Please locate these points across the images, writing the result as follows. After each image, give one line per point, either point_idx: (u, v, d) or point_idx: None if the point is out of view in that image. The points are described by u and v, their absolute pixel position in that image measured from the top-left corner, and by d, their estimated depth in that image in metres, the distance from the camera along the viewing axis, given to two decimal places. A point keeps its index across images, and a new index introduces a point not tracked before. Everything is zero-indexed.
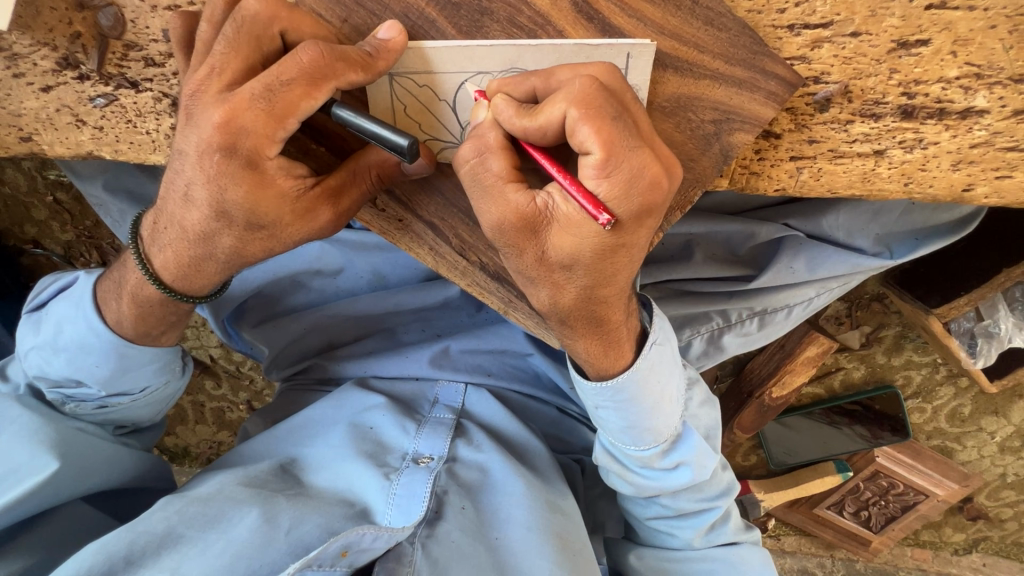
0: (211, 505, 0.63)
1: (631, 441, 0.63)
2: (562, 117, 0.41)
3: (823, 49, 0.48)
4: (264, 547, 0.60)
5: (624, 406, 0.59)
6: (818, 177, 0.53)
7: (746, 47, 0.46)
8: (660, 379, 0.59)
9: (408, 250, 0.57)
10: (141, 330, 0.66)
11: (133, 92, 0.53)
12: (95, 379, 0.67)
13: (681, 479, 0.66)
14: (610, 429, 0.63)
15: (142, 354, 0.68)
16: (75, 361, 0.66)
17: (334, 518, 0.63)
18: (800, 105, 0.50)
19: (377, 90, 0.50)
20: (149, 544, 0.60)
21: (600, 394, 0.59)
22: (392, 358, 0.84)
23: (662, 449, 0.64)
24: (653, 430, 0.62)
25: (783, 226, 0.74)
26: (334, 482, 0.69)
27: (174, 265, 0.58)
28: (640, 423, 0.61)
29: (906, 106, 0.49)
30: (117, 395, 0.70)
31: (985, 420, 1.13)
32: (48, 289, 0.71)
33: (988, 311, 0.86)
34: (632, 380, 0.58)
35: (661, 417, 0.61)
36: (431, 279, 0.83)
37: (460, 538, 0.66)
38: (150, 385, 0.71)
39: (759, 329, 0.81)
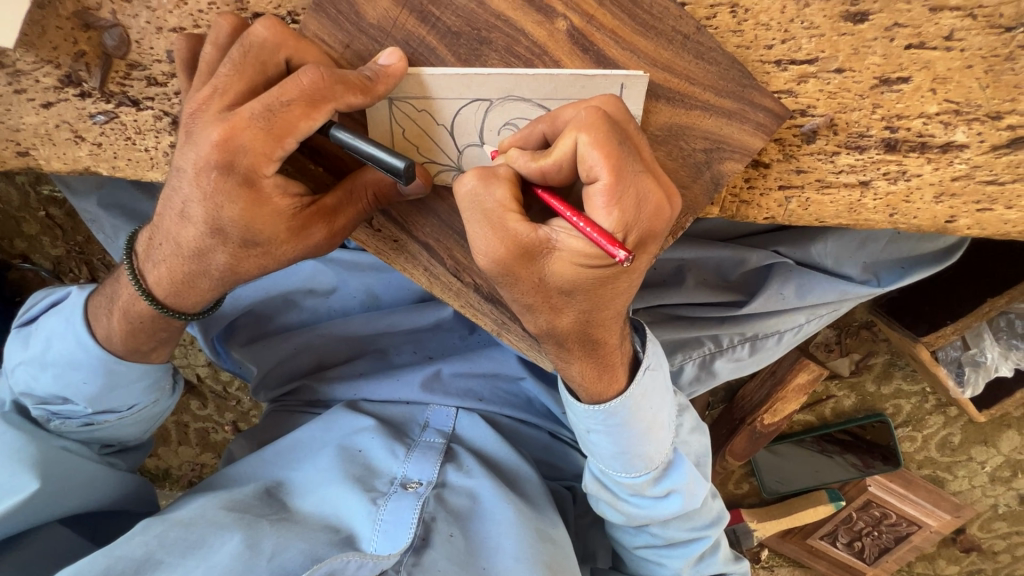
0: (193, 528, 0.62)
1: (620, 467, 0.62)
2: (574, 146, 0.42)
3: (809, 83, 0.49)
4: (245, 572, 0.59)
5: (616, 431, 0.59)
6: (806, 207, 0.54)
7: (735, 80, 0.47)
8: (652, 405, 0.59)
9: (402, 271, 0.57)
10: (129, 347, 0.65)
11: (134, 110, 0.54)
12: (81, 396, 0.66)
13: (672, 507, 0.65)
14: (600, 455, 0.62)
15: (132, 371, 0.66)
16: (62, 377, 0.65)
17: (318, 545, 0.62)
18: (788, 137, 0.52)
19: (376, 116, 0.51)
20: (125, 569, 0.58)
21: (593, 418, 0.59)
22: (382, 380, 0.83)
23: (654, 477, 0.63)
24: (642, 457, 0.61)
25: (772, 253, 0.75)
26: (318, 506, 0.67)
27: (166, 281, 0.58)
28: (631, 450, 0.60)
29: (889, 140, 0.51)
30: (104, 413, 0.68)
31: (976, 450, 1.16)
32: (39, 304, 0.70)
33: (974, 340, 0.87)
34: (625, 405, 0.57)
35: (653, 444, 0.61)
36: (425, 300, 0.83)
37: (446, 567, 0.64)
38: (138, 403, 0.70)
39: (751, 355, 0.82)
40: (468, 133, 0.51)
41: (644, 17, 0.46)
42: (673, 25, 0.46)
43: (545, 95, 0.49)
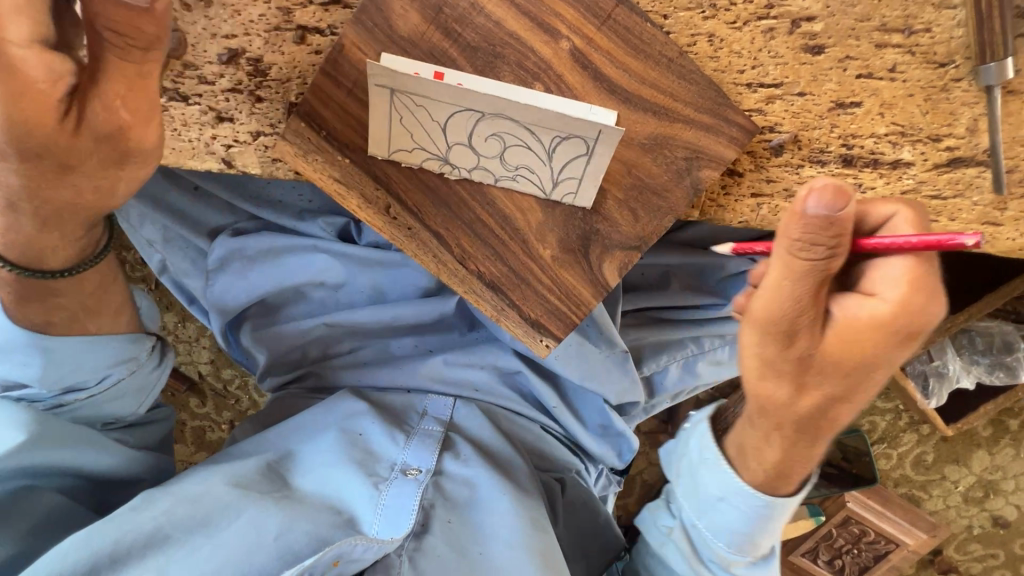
0: (200, 508, 0.66)
1: (723, 540, 0.63)
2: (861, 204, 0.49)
3: (775, 104, 0.57)
4: (253, 547, 0.65)
5: (753, 514, 0.60)
6: (775, 213, 0.61)
7: (713, 99, 0.55)
8: (791, 514, 0.61)
9: (413, 255, 0.62)
10: (42, 318, 0.64)
11: (182, 105, 0.60)
12: (32, 377, 0.66)
13: None
14: (713, 524, 0.63)
15: (74, 345, 0.66)
16: (5, 360, 0.66)
17: (322, 527, 0.68)
18: (758, 149, 0.59)
19: (377, 100, 0.53)
20: (135, 542, 0.63)
21: (755, 499, 0.59)
22: (386, 368, 0.89)
23: (748, 561, 0.65)
24: (753, 544, 0.62)
25: (749, 260, 0.82)
26: (320, 488, 0.72)
27: (21, 244, 0.58)
28: (754, 536, 0.61)
29: (846, 155, 0.59)
30: (71, 391, 0.69)
31: (949, 469, 1.21)
32: None
33: (938, 353, 0.93)
34: (781, 502, 0.58)
35: (770, 541, 0.62)
36: (430, 295, 0.88)
37: (442, 551, 0.72)
38: (104, 376, 0.70)
39: (730, 358, 0.88)
40: (459, 134, 0.54)
41: (635, 42, 0.53)
42: (659, 50, 0.53)
43: (531, 121, 0.53)
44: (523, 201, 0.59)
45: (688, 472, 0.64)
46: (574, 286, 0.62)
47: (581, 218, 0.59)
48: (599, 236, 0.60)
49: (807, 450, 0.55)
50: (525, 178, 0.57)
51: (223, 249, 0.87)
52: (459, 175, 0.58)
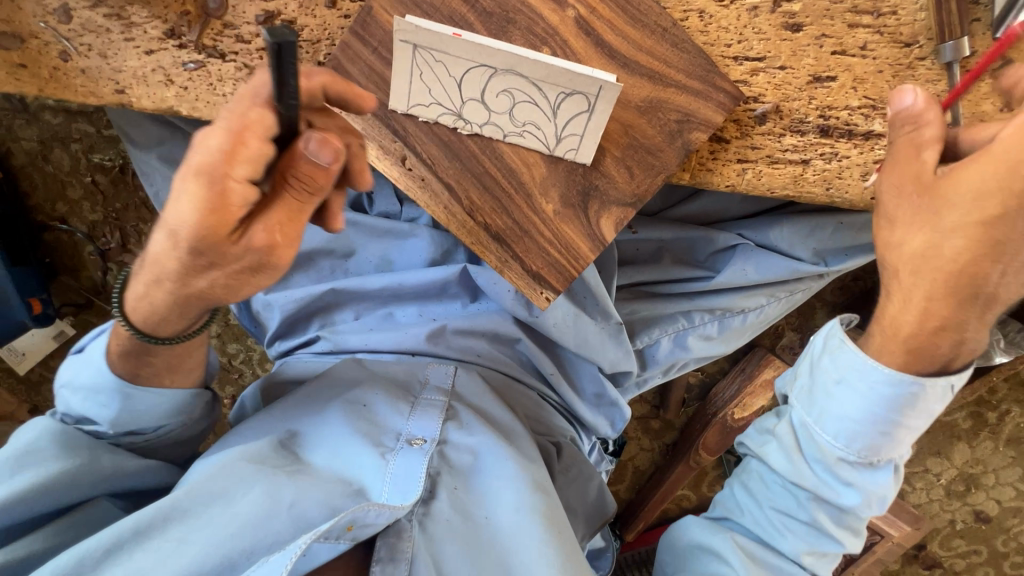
0: (214, 483, 0.69)
1: (834, 435, 0.62)
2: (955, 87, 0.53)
3: (759, 76, 0.63)
4: (268, 517, 0.67)
5: (878, 397, 0.58)
6: (759, 178, 0.67)
7: (702, 66, 0.61)
8: (925, 408, 0.58)
9: (425, 206, 0.67)
10: (131, 370, 0.68)
11: (220, 61, 0.66)
12: (105, 418, 0.70)
13: (850, 499, 0.63)
14: (830, 413, 0.62)
15: (151, 398, 0.69)
16: (88, 399, 0.70)
17: (334, 496, 0.70)
18: (743, 118, 0.65)
19: (399, 55, 0.59)
20: (156, 517, 0.65)
21: (894, 385, 0.57)
22: (389, 334, 0.92)
23: (863, 460, 0.62)
24: (870, 444, 0.61)
25: (736, 235, 0.88)
26: (329, 463, 0.74)
27: (152, 317, 0.61)
28: (880, 424, 0.59)
29: (823, 126, 0.65)
30: (131, 434, 0.73)
31: (931, 461, 1.25)
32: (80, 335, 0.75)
33: None
34: (911, 386, 0.57)
35: (892, 439, 0.60)
36: (436, 263, 0.93)
37: (451, 517, 0.74)
38: (163, 424, 0.73)
39: (719, 334, 0.92)
40: (473, 90, 0.60)
41: (634, 13, 0.60)
42: (655, 20, 0.60)
43: (539, 77, 0.58)
44: (529, 156, 0.64)
45: (811, 367, 0.64)
46: (573, 240, 0.66)
47: (581, 174, 0.64)
48: (598, 192, 0.65)
49: (941, 321, 0.54)
50: (531, 134, 0.63)
51: None
52: (470, 130, 0.63)
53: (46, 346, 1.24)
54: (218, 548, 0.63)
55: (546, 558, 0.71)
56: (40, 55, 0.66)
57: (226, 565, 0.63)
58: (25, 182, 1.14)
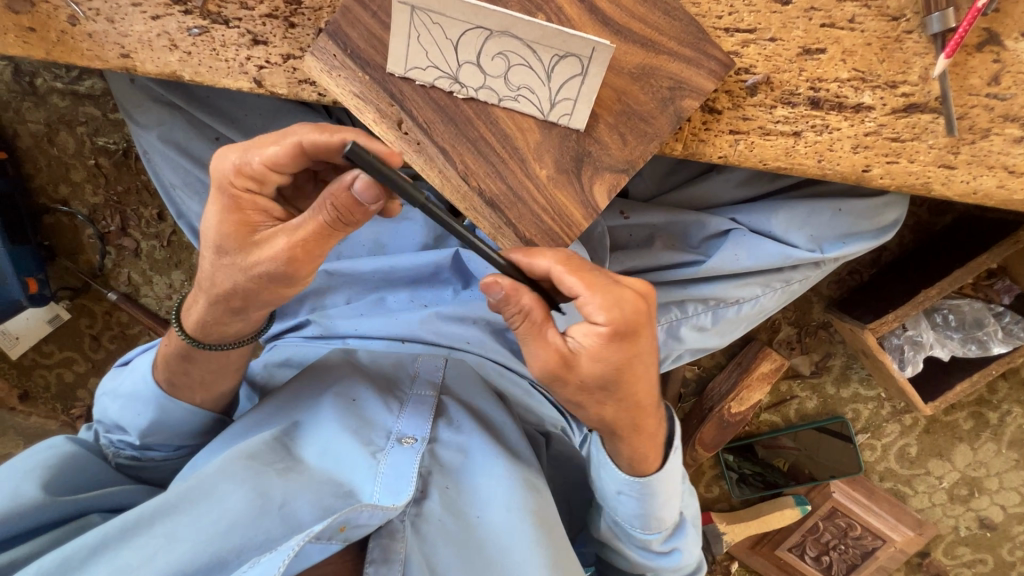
0: (201, 484, 0.67)
1: (637, 525, 0.78)
2: (549, 268, 0.59)
3: (750, 48, 0.65)
4: (257, 517, 0.65)
5: (643, 496, 0.74)
6: (751, 149, 0.67)
7: (694, 35, 0.62)
8: (674, 480, 0.75)
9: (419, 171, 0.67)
10: (170, 380, 0.78)
11: (223, 28, 0.67)
12: (135, 426, 0.79)
13: (671, 561, 0.82)
14: (624, 518, 0.78)
15: (179, 411, 0.79)
16: (127, 407, 0.80)
17: (325, 496, 0.68)
18: (735, 89, 0.66)
19: (398, 17, 0.61)
20: (143, 519, 0.64)
21: (628, 485, 0.73)
22: (380, 318, 0.94)
23: (663, 535, 0.80)
24: (660, 518, 0.77)
25: (729, 219, 0.89)
26: (321, 460, 0.73)
27: (197, 322, 0.71)
28: (651, 513, 0.76)
29: (814, 98, 0.66)
30: (151, 448, 0.82)
31: (933, 463, 1.22)
32: (135, 349, 0.88)
33: (912, 324, 0.99)
34: (658, 479, 0.73)
35: (667, 509, 0.76)
36: (427, 247, 0.98)
37: (443, 516, 0.73)
38: (179, 445, 0.83)
39: (713, 325, 0.94)
40: (468, 53, 0.62)
41: None
42: None
43: (533, 39, 0.60)
44: (523, 122, 0.65)
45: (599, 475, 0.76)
46: (565, 206, 0.66)
47: (575, 139, 0.65)
48: (591, 158, 0.66)
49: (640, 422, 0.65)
50: (525, 99, 0.64)
51: None
52: (465, 93, 0.65)
53: (39, 330, 1.22)
54: (207, 549, 0.62)
55: (537, 559, 0.71)
56: (49, 19, 0.68)
57: (215, 566, 0.61)
58: (29, 165, 1.16)
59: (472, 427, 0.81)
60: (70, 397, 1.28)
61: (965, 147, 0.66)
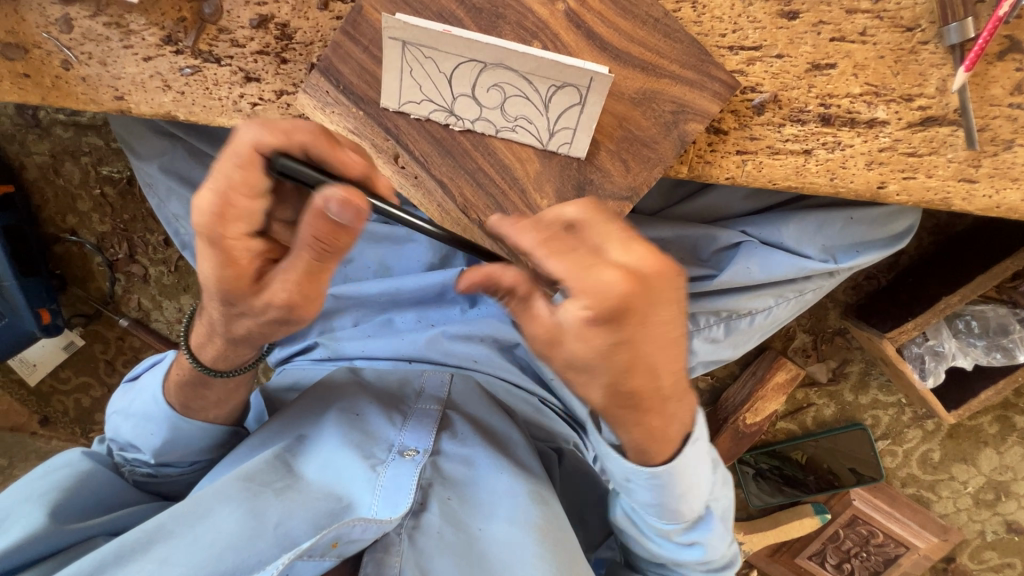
0: (201, 505, 0.67)
1: (654, 512, 0.68)
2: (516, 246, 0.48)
3: (755, 65, 0.62)
4: (253, 538, 0.64)
5: (653, 487, 0.62)
6: (760, 169, 0.65)
7: (696, 56, 0.60)
8: (692, 473, 0.63)
9: (418, 205, 0.66)
10: (181, 402, 0.77)
11: (216, 66, 0.67)
12: (149, 446, 0.79)
13: (693, 555, 0.73)
14: (641, 505, 0.67)
15: (190, 428, 0.78)
16: (139, 426, 0.79)
17: (320, 513, 0.67)
18: (741, 108, 0.64)
19: (389, 53, 0.60)
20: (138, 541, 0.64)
21: (637, 474, 0.61)
22: (387, 339, 0.93)
23: (683, 527, 0.70)
24: (680, 507, 0.66)
25: (739, 232, 0.86)
26: (320, 475, 0.72)
27: (214, 356, 0.70)
28: (666, 505, 0.65)
29: (825, 115, 0.63)
30: (166, 465, 0.82)
31: (957, 468, 1.19)
32: (144, 364, 0.88)
33: (933, 333, 0.97)
34: (667, 471, 0.60)
35: (687, 502, 0.66)
36: (433, 268, 0.95)
37: (442, 529, 0.71)
38: (195, 461, 0.82)
39: (726, 337, 0.91)
40: (463, 85, 0.60)
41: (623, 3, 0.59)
42: (646, 11, 0.59)
43: (528, 70, 0.59)
44: (521, 151, 0.64)
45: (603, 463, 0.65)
46: None
47: (576, 168, 0.63)
48: (593, 186, 0.63)
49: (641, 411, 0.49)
50: (523, 129, 0.62)
51: None
52: (461, 125, 0.63)
53: (54, 356, 1.26)
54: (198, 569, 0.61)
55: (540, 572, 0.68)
56: (43, 65, 0.68)
57: None
58: (37, 196, 1.17)
59: (475, 440, 0.80)
60: (88, 420, 1.30)
61: (986, 159, 0.63)
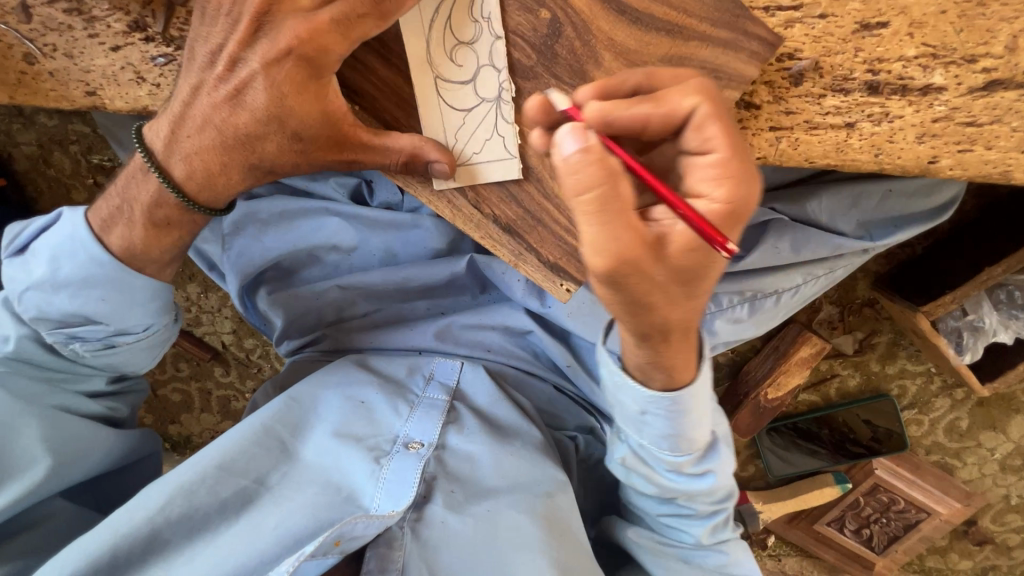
0: (197, 506, 0.66)
1: (667, 451, 0.65)
2: (693, 109, 0.45)
3: (795, 28, 0.55)
4: (252, 544, 0.64)
5: (673, 415, 0.59)
6: (795, 146, 0.59)
7: (727, 11, 0.53)
8: (705, 401, 0.60)
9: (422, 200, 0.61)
10: (154, 250, 0.66)
11: None
12: (98, 312, 0.67)
13: (707, 484, 0.69)
14: (654, 438, 0.63)
15: (147, 289, 0.68)
16: (77, 295, 0.66)
17: (322, 509, 0.67)
18: (776, 78, 0.57)
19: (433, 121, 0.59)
20: (135, 544, 0.63)
21: (654, 403, 0.59)
22: (396, 332, 0.90)
23: (694, 456, 0.66)
24: (688, 444, 0.64)
25: (768, 209, 0.79)
26: (322, 462, 0.72)
27: (199, 173, 0.61)
28: (682, 434, 0.62)
29: (872, 82, 0.56)
30: (121, 334, 0.70)
31: (984, 435, 1.15)
32: (28, 230, 0.67)
33: (973, 307, 0.91)
34: (689, 396, 0.58)
35: (700, 429, 0.62)
36: (441, 256, 0.88)
37: (446, 518, 0.71)
38: (152, 325, 0.72)
39: (750, 316, 0.83)
40: (500, 60, 0.57)
41: None
42: None
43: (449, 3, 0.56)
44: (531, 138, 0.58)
45: (621, 406, 0.63)
46: None
47: None
48: None
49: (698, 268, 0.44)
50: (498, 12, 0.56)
51: (240, 213, 0.90)
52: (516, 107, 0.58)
53: None
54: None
55: (542, 563, 0.67)
56: (7, 59, 0.63)
57: None
58: (31, 188, 1.13)
59: (483, 433, 0.78)
60: None
61: None
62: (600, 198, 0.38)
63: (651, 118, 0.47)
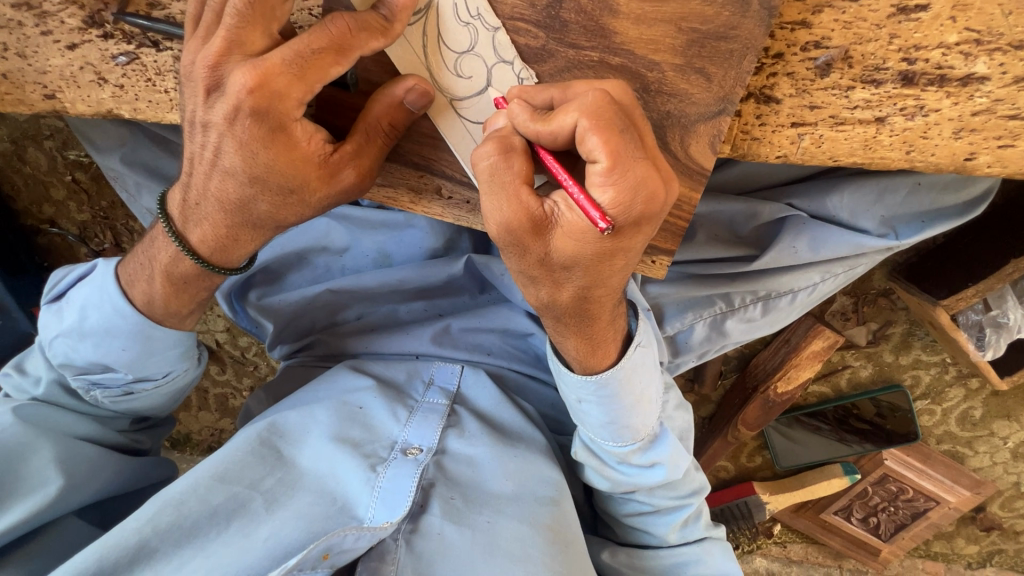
0: (186, 515, 0.62)
1: (610, 438, 0.67)
2: (573, 125, 0.44)
3: (823, 13, 0.49)
4: (242, 555, 0.60)
5: (605, 401, 0.64)
6: (819, 144, 0.54)
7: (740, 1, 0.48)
8: (641, 380, 0.64)
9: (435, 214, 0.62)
10: (170, 310, 0.67)
11: (154, 51, 0.55)
12: (122, 362, 0.69)
13: (658, 477, 0.69)
14: (596, 425, 0.67)
15: (167, 337, 0.69)
16: (101, 344, 0.68)
17: (315, 520, 0.63)
18: (801, 70, 0.51)
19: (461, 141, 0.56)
20: (118, 559, 0.58)
21: (584, 388, 0.63)
22: (392, 335, 0.86)
23: (639, 446, 0.68)
24: (629, 430, 0.66)
25: (786, 205, 0.74)
26: (317, 469, 0.68)
27: (211, 238, 0.60)
28: (620, 420, 0.65)
29: (907, 72, 0.50)
30: (142, 380, 0.72)
31: (998, 424, 1.10)
32: (65, 279, 0.71)
33: (996, 302, 0.86)
34: (616, 377, 0.62)
35: (640, 415, 0.65)
36: (436, 257, 0.84)
37: (443, 528, 0.65)
38: (172, 370, 0.73)
39: (763, 316, 0.82)
40: (507, 52, 0.52)
41: None
42: None
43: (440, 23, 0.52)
44: None
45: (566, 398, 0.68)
46: None
47: None
48: None
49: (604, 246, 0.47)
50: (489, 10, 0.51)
51: None
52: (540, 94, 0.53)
53: None
54: None
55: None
56: None
57: None
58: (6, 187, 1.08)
59: (485, 437, 0.73)
60: None
61: None
62: (493, 166, 0.47)
63: (539, 136, 0.46)
